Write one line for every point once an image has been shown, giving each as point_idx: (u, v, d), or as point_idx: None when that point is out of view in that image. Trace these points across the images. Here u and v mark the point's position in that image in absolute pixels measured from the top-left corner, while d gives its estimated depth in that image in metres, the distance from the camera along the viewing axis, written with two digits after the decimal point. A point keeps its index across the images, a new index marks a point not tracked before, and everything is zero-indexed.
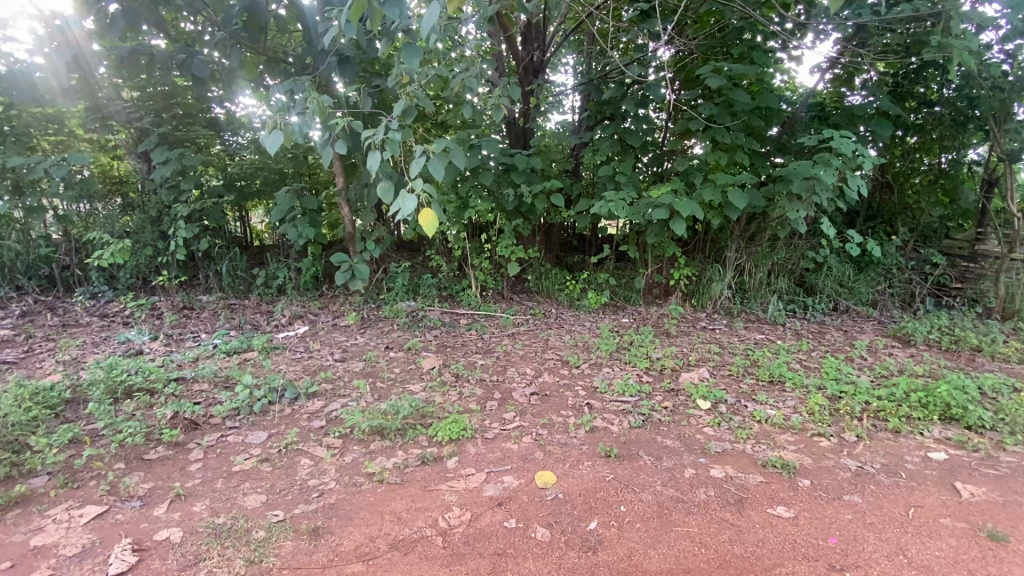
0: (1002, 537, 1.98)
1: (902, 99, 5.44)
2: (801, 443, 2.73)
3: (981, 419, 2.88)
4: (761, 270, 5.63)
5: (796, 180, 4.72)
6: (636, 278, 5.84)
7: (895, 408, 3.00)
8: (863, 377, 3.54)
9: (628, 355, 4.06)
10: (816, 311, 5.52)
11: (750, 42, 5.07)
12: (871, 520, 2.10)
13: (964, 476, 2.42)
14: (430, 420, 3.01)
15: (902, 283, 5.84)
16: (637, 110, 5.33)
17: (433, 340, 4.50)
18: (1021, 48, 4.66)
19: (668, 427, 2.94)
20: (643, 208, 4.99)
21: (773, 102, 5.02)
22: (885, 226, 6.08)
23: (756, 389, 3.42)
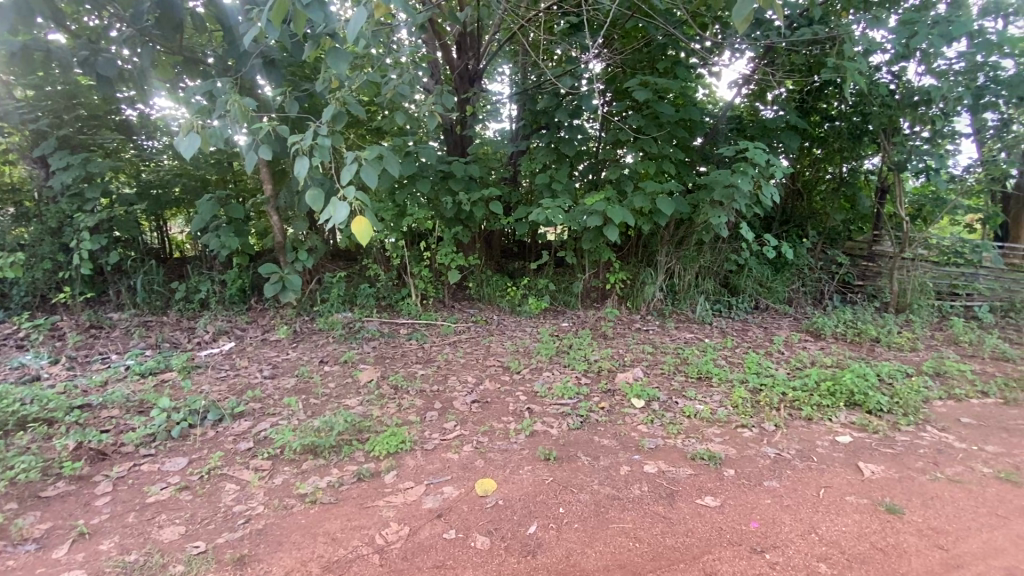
0: (898, 509, 2.19)
1: (808, 114, 6.05)
2: (727, 435, 2.89)
3: (880, 403, 3.18)
4: (690, 272, 5.94)
5: (718, 188, 5.03)
6: (574, 282, 5.99)
7: (807, 397, 3.25)
8: (780, 370, 3.82)
9: (567, 358, 4.14)
10: (740, 310, 5.91)
11: (673, 58, 5.38)
12: (787, 502, 2.26)
13: (867, 456, 2.66)
14: (367, 434, 2.92)
15: (813, 282, 6.39)
16: (570, 120, 5.50)
17: (371, 352, 4.38)
18: (904, 70, 5.25)
19: (606, 427, 3.03)
20: (579, 215, 5.13)
21: (695, 114, 5.34)
22: (796, 230, 6.61)
23: (686, 385, 3.61)
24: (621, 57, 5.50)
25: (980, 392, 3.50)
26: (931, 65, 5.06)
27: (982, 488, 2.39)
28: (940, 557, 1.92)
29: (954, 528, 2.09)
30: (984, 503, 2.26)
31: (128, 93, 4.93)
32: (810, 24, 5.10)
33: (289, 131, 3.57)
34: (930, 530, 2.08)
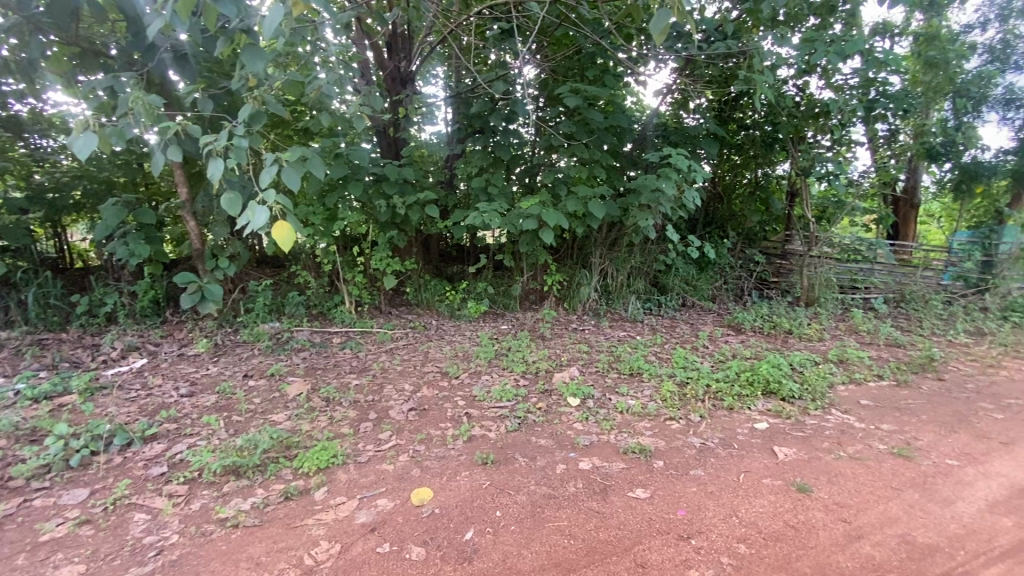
0: (808, 488, 2.37)
1: (726, 123, 6.43)
2: (656, 428, 3.02)
3: (792, 391, 3.44)
4: (623, 273, 6.16)
5: (645, 192, 5.25)
6: (513, 285, 6.02)
7: (729, 388, 3.46)
8: (705, 363, 4.05)
9: (506, 360, 4.16)
10: (669, 308, 6.20)
11: (601, 66, 5.56)
12: (711, 489, 2.39)
13: (781, 441, 2.86)
14: (296, 450, 2.78)
15: (733, 279, 6.85)
16: (505, 124, 5.54)
17: (301, 363, 4.18)
18: (807, 84, 5.74)
19: (543, 427, 3.07)
20: (515, 218, 5.16)
21: (622, 121, 5.56)
22: (718, 231, 7.04)
23: (619, 382, 3.73)
24: (549, 64, 5.64)
25: (876, 375, 3.88)
26: (830, 80, 5.57)
27: (879, 463, 2.62)
28: (843, 529, 2.09)
29: (855, 501, 2.29)
30: (880, 476, 2.49)
31: (14, 86, 4.39)
32: (724, 38, 5.44)
33: (202, 131, 3.33)
34: (835, 504, 2.26)
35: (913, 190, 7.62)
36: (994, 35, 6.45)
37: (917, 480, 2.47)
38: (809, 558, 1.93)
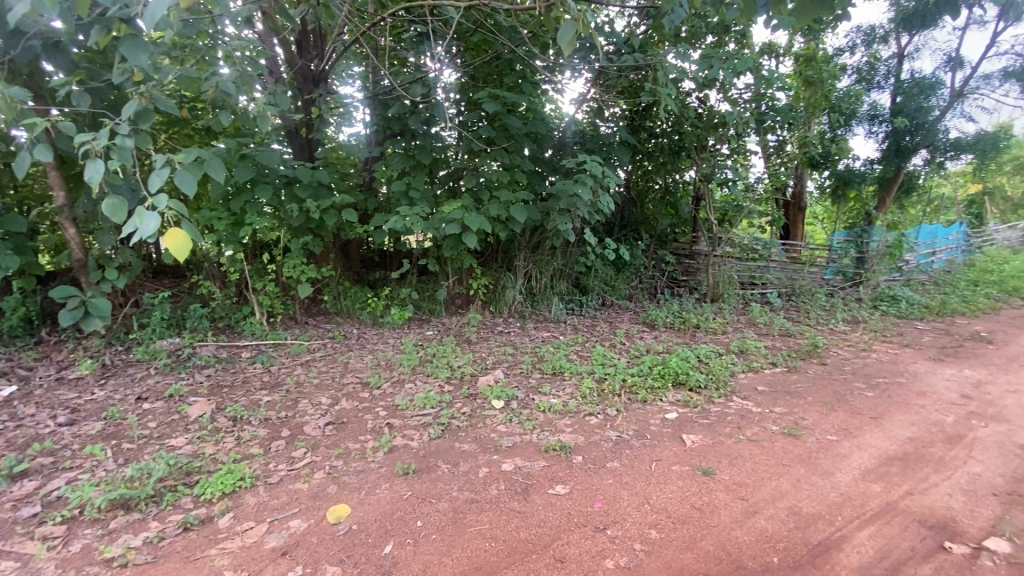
0: (711, 471, 2.56)
1: (637, 131, 6.74)
2: (576, 424, 3.12)
3: (698, 381, 3.70)
4: (546, 275, 6.31)
5: (564, 197, 5.41)
6: (438, 290, 5.96)
7: (643, 382, 3.65)
8: (622, 360, 4.24)
9: (430, 367, 4.11)
10: (590, 308, 6.44)
11: (519, 73, 5.66)
12: (625, 479, 2.51)
13: (689, 428, 3.07)
14: (197, 476, 2.57)
15: (648, 279, 7.30)
16: (424, 127, 5.48)
17: (205, 382, 3.86)
18: (708, 97, 6.19)
19: (467, 432, 3.06)
20: (437, 222, 5.11)
21: (540, 127, 5.69)
22: (633, 234, 7.42)
23: (542, 382, 3.81)
24: (466, 69, 5.67)
25: (771, 363, 4.27)
26: (727, 94, 6.06)
27: (772, 443, 2.88)
28: (741, 506, 2.27)
29: (752, 480, 2.50)
30: (773, 455, 2.74)
31: None
32: (632, 51, 5.73)
33: (77, 129, 2.97)
34: (734, 484, 2.45)
35: (800, 195, 8.47)
36: (860, 58, 7.34)
37: (803, 456, 2.74)
38: (712, 537, 2.08)
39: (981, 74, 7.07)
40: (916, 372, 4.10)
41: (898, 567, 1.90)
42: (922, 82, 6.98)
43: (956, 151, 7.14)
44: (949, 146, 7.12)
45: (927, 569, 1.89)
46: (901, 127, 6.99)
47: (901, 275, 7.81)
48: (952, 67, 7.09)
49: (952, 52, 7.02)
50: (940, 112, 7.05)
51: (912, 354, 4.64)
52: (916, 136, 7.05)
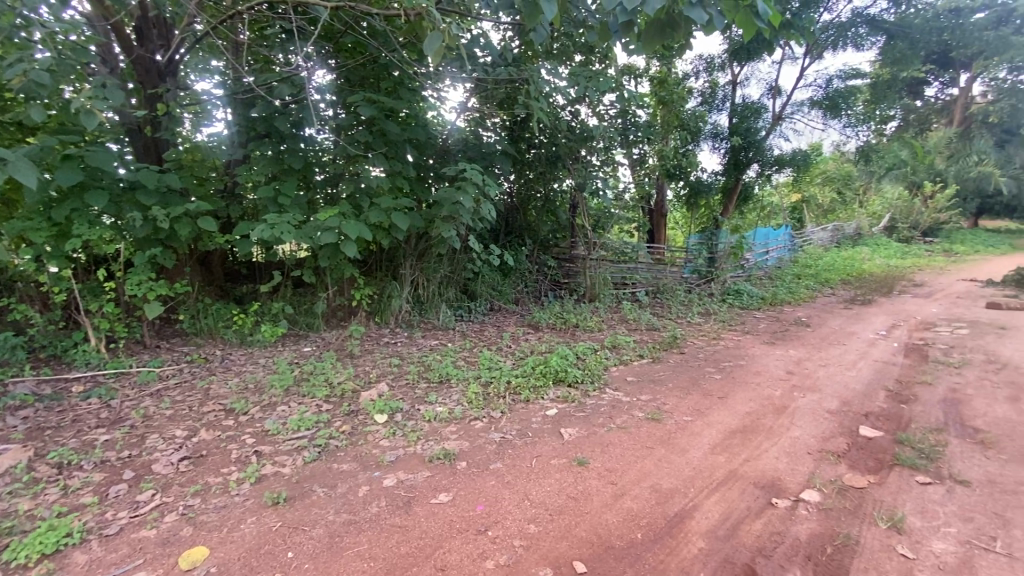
0: (585, 461, 2.73)
1: (515, 142, 6.76)
2: (461, 430, 3.14)
3: (576, 376, 3.94)
4: (433, 283, 6.26)
5: (446, 204, 5.37)
6: (316, 302, 5.61)
7: (526, 382, 3.79)
8: (508, 362, 4.36)
9: (307, 385, 3.86)
10: (478, 313, 6.55)
11: (396, 78, 5.54)
12: (507, 478, 2.58)
13: (567, 423, 3.24)
14: (6, 540, 2.14)
15: (533, 282, 7.62)
16: (294, 131, 5.13)
17: (20, 425, 3.23)
18: (579, 111, 6.56)
19: (346, 451, 2.93)
20: (311, 230, 4.79)
21: (420, 134, 5.61)
22: (517, 240, 7.66)
23: (428, 391, 3.77)
24: (339, 71, 5.43)
25: (639, 355, 4.68)
26: (595, 109, 6.53)
27: (639, 428, 3.15)
28: (611, 490, 2.46)
29: (620, 464, 2.71)
30: (638, 439, 3.00)
31: None
32: (507, 65, 5.91)
33: None
34: (606, 471, 2.65)
35: (662, 204, 9.39)
36: (703, 83, 8.38)
37: (664, 437, 3.04)
38: (585, 523, 2.21)
39: (794, 101, 8.41)
40: (753, 355, 4.76)
41: (737, 526, 2.19)
42: (751, 106, 8.13)
43: (779, 165, 8.37)
44: (773, 161, 8.31)
45: (759, 524, 2.20)
46: (736, 144, 8.08)
47: (743, 272, 9.02)
48: (773, 95, 8.36)
49: (772, 82, 8.27)
50: (766, 133, 8.26)
51: (751, 339, 5.39)
52: (749, 152, 8.17)
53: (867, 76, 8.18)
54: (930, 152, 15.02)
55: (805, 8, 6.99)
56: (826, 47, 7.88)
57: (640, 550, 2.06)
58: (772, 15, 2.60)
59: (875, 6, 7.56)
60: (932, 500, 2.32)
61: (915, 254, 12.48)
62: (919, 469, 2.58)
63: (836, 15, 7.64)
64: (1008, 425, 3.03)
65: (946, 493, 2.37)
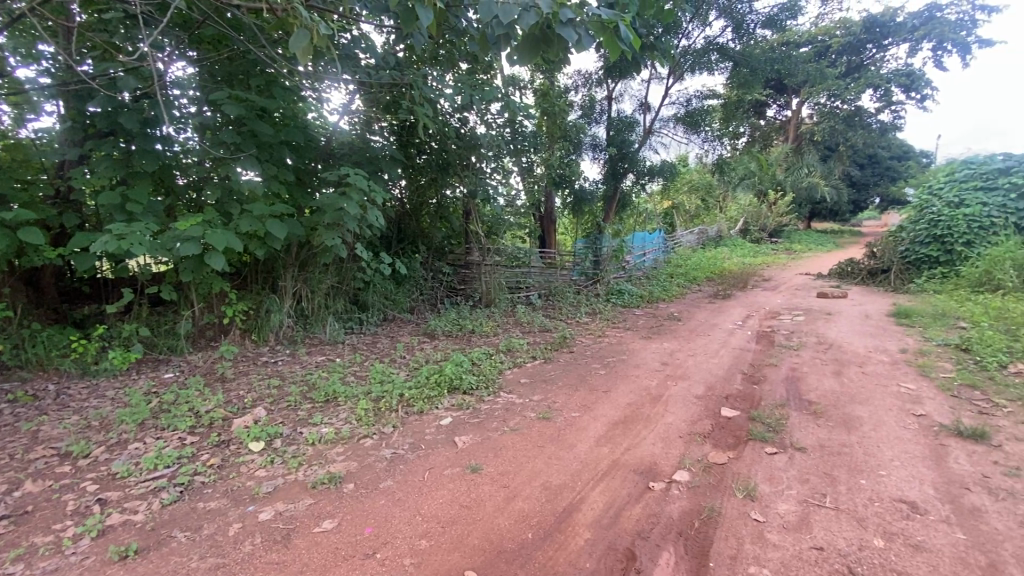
0: (479, 468, 2.73)
1: (406, 147, 6.69)
2: (349, 450, 2.98)
3: (470, 383, 3.93)
4: (318, 294, 5.88)
5: (328, 211, 5.04)
6: (180, 322, 4.99)
7: (419, 393, 3.71)
8: (401, 374, 4.24)
9: (167, 416, 3.41)
10: (370, 324, 6.28)
11: (267, 76, 5.12)
12: (398, 495, 2.49)
13: (461, 431, 3.22)
14: None
15: (428, 289, 7.50)
16: (144, 130, 4.53)
17: None
18: (467, 119, 6.56)
19: (214, 487, 2.63)
20: (169, 241, 4.25)
21: (297, 137, 5.24)
22: (410, 247, 7.50)
23: (312, 412, 3.52)
24: (201, 65, 4.90)
25: (532, 357, 4.82)
26: (483, 117, 6.61)
27: (531, 429, 3.23)
28: (503, 494, 2.49)
29: (512, 467, 2.75)
30: (530, 440, 3.07)
31: None
32: (391, 69, 5.76)
33: None
34: (498, 475, 2.67)
35: (551, 211, 9.78)
36: (582, 97, 8.90)
37: (553, 435, 3.15)
38: (477, 530, 2.21)
39: (661, 117, 9.24)
40: (634, 350, 5.12)
41: (619, 513, 2.33)
42: (625, 119, 8.78)
43: (652, 175, 9.13)
44: (646, 171, 9.05)
45: (638, 508, 2.36)
46: (613, 155, 8.70)
47: (625, 273, 9.72)
48: (644, 110, 9.12)
49: (642, 98, 9.02)
50: (639, 145, 8.98)
51: (633, 335, 5.81)
52: (625, 163, 8.80)
53: (720, 97, 9.25)
54: (771, 164, 17.44)
55: (666, 33, 7.72)
56: (686, 69, 8.77)
57: (530, 549, 2.10)
58: (633, 39, 2.81)
59: (724, 36, 8.58)
60: (778, 468, 2.66)
61: (764, 253, 14.42)
62: (768, 441, 2.95)
63: (692, 42, 8.55)
64: (833, 396, 3.59)
65: (789, 459, 2.73)
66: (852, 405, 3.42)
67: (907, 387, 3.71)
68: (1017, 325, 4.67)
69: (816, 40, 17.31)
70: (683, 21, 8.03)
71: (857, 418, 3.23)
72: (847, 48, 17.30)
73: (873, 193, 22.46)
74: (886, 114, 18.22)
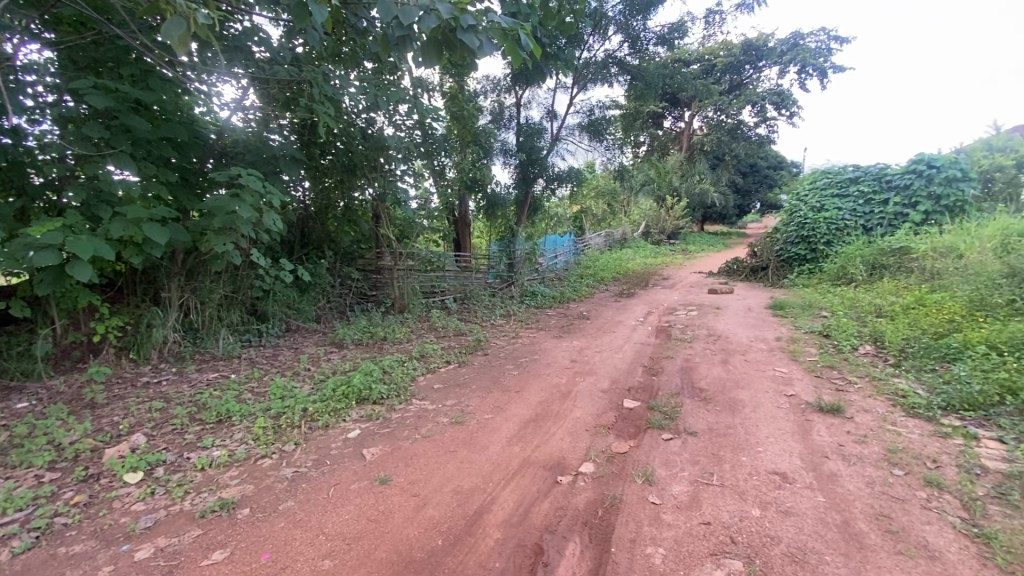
0: (388, 479, 2.66)
1: (308, 147, 6.33)
2: (244, 473, 2.76)
3: (380, 393, 3.81)
4: (210, 305, 5.39)
5: (218, 215, 4.62)
6: (37, 342, 4.34)
7: (324, 407, 3.53)
8: (305, 387, 4.01)
9: (20, 451, 2.94)
10: (271, 336, 5.87)
11: (143, 65, 4.60)
12: (299, 516, 2.36)
13: (369, 442, 3.11)
14: None
15: (336, 297, 7.16)
16: None
17: None
18: (373, 119, 6.33)
19: (79, 528, 2.31)
20: (18, 249, 3.67)
21: (181, 133, 4.77)
22: (315, 252, 7.13)
23: (202, 435, 3.22)
24: (58, 48, 4.27)
25: (446, 361, 4.78)
26: (391, 118, 6.42)
27: (442, 435, 3.20)
28: (413, 503, 2.44)
29: (422, 475, 2.71)
30: (442, 445, 3.05)
31: None
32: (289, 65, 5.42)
33: None
34: (408, 484, 2.61)
35: (465, 214, 9.79)
36: (492, 103, 9.03)
37: (465, 438, 3.15)
38: (384, 543, 2.15)
39: (567, 125, 9.62)
40: (546, 349, 5.27)
41: (528, 510, 2.38)
42: (533, 126, 9.02)
43: (561, 180, 9.42)
44: (556, 176, 9.34)
45: (546, 503, 2.43)
46: (523, 160, 8.89)
47: (538, 275, 9.98)
48: (551, 118, 9.43)
49: (549, 106, 9.32)
50: (547, 151, 9.26)
51: (545, 335, 5.98)
52: (535, 168, 9.02)
53: (621, 107, 9.81)
54: (669, 171, 18.85)
55: (569, 45, 8.07)
56: (589, 80, 9.20)
57: (440, 556, 2.08)
58: (533, 48, 2.89)
59: (621, 50, 9.13)
60: (673, 452, 2.87)
61: (664, 253, 15.53)
62: (664, 428, 3.17)
63: (593, 54, 9.00)
64: (720, 382, 3.94)
65: (682, 444, 2.96)
66: (736, 390, 3.78)
67: (780, 371, 4.18)
68: (865, 313, 5.44)
69: (703, 58, 19.01)
70: (585, 33, 8.44)
71: (740, 401, 3.58)
72: (729, 67, 19.16)
73: (755, 199, 24.99)
74: (763, 128, 20.40)
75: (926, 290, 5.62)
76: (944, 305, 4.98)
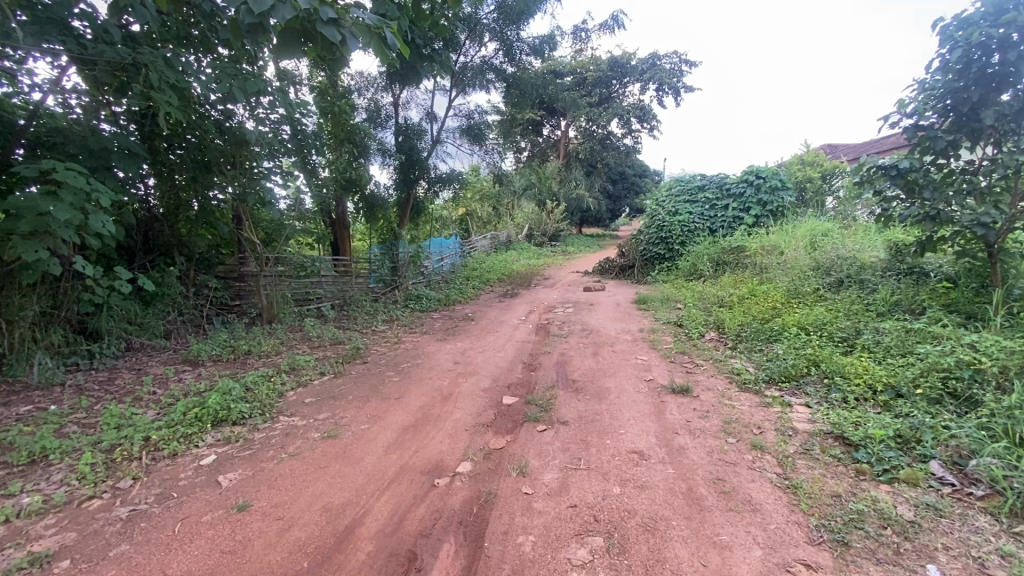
0: (247, 505, 2.44)
1: (150, 139, 5.56)
2: (65, 519, 2.36)
3: (241, 413, 3.48)
4: (18, 325, 4.49)
5: (25, 217, 3.86)
6: None
7: (171, 433, 3.14)
8: (148, 413, 3.52)
9: None
10: (105, 358, 5.06)
11: None
12: (137, 559, 2.08)
13: (226, 468, 2.83)
14: None
15: (191, 309, 6.35)
16: None
17: None
18: (230, 111, 5.74)
19: None
20: None
21: None
22: (162, 258, 6.29)
23: (7, 480, 2.68)
24: None
25: (319, 372, 4.51)
26: (253, 112, 5.88)
27: (312, 451, 3.02)
28: (277, 526, 2.28)
29: (288, 496, 2.53)
30: (311, 462, 2.88)
31: None
32: (122, 44, 4.72)
33: None
34: (272, 507, 2.43)
35: (343, 216, 9.33)
36: (364, 101, 8.76)
37: (338, 452, 3.00)
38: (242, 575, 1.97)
39: (447, 128, 9.63)
40: (428, 353, 5.22)
41: (403, 518, 2.34)
42: (412, 127, 8.74)
43: (443, 182, 9.30)
44: (437, 179, 9.24)
45: (421, 508, 2.42)
46: (404, 162, 8.63)
47: (423, 278, 9.86)
48: (430, 120, 9.34)
49: (428, 108, 9.25)
50: (428, 153, 9.15)
51: (428, 338, 5.93)
52: (415, 169, 8.82)
53: (500, 113, 10.05)
54: (548, 177, 19.79)
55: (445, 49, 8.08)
56: (468, 84, 9.20)
57: None
58: (400, 47, 2.81)
59: (497, 57, 9.36)
60: (546, 442, 3.02)
61: (546, 254, 16.27)
62: (539, 421, 3.33)
63: (470, 58, 9.12)
64: (590, 373, 4.24)
65: (555, 434, 3.13)
66: (603, 379, 4.09)
67: (641, 359, 4.60)
68: (710, 304, 6.21)
69: (576, 72, 20.30)
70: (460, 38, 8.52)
71: (607, 389, 3.87)
72: (599, 81, 20.66)
73: (625, 203, 27.19)
74: (629, 138, 22.31)
75: (756, 283, 6.57)
76: (769, 295, 5.87)
